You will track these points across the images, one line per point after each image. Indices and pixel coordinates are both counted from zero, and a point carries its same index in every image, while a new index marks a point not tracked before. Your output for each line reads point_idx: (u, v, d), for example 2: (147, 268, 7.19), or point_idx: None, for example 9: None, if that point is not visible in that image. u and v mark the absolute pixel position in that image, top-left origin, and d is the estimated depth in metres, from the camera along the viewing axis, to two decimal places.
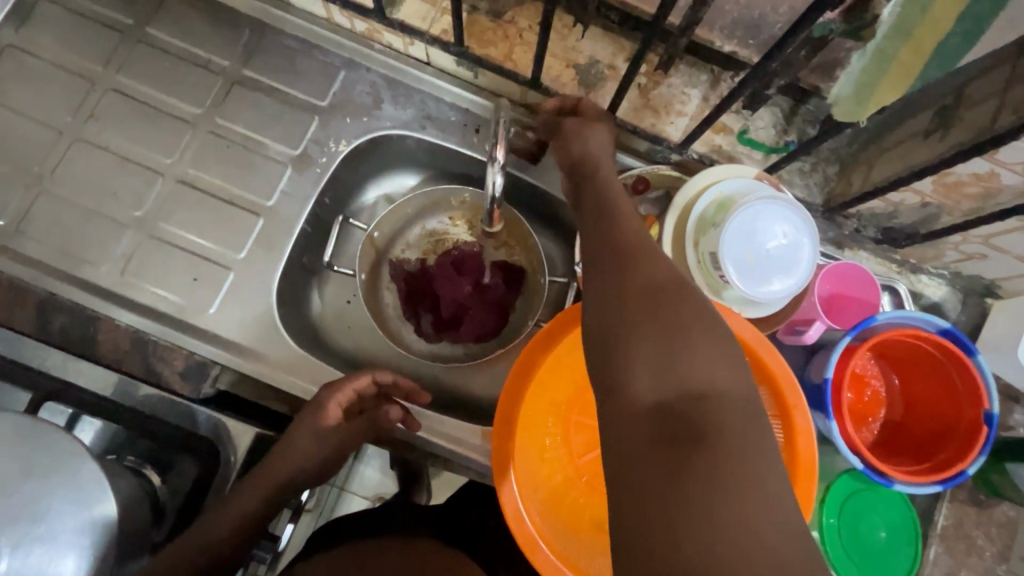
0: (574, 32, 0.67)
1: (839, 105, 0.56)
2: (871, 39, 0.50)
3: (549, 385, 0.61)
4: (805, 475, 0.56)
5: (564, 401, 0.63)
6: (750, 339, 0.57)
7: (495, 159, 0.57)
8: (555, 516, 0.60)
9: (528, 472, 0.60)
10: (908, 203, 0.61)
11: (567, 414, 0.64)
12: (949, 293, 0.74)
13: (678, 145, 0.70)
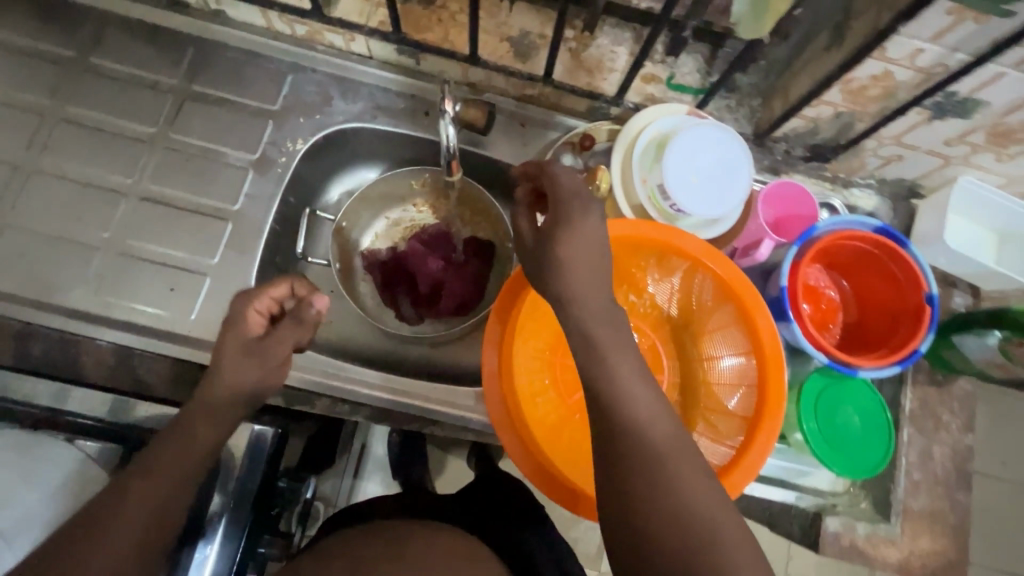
0: (502, 7, 0.72)
1: (741, 25, 0.63)
2: None
3: (530, 335, 0.64)
4: (771, 363, 0.60)
5: (545, 346, 0.66)
6: (703, 253, 0.62)
7: (445, 110, 0.59)
8: (557, 454, 0.62)
9: (526, 416, 0.61)
10: (824, 116, 0.67)
11: (549, 357, 0.67)
12: (880, 202, 0.80)
13: (614, 98, 0.76)
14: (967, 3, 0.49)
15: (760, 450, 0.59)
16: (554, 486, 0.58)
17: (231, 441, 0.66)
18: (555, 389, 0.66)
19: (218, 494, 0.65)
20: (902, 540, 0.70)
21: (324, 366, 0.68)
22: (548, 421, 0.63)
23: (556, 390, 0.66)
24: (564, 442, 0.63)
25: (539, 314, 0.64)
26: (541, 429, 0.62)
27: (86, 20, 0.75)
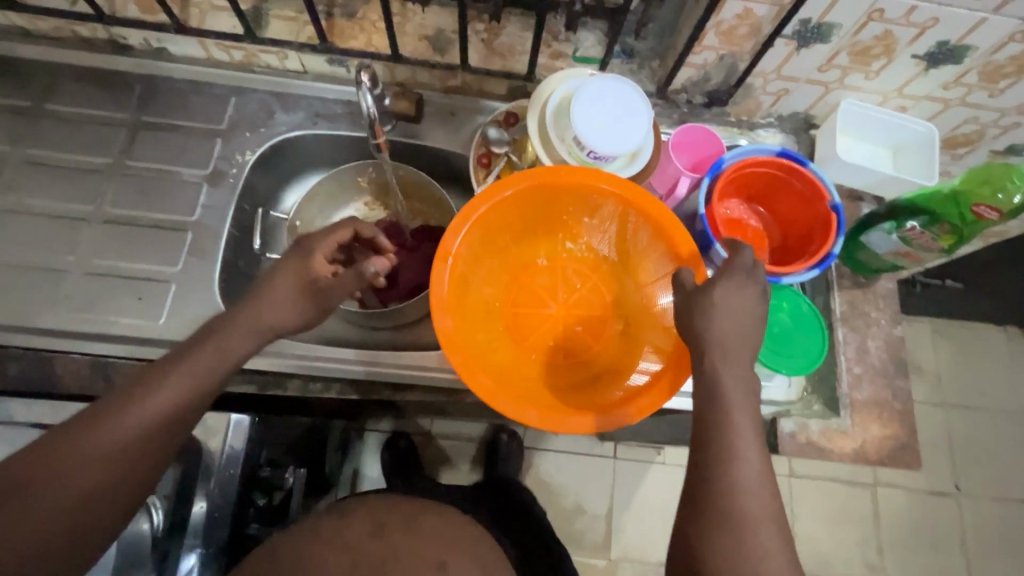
0: (417, 11, 0.80)
1: None
2: None
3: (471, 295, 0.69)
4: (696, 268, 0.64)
5: (480, 307, 0.71)
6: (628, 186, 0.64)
7: (361, 82, 0.64)
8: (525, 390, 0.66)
9: (483, 361, 0.64)
10: (710, 61, 0.76)
11: (490, 318, 0.72)
12: (784, 138, 0.89)
13: (527, 76, 0.84)
14: None
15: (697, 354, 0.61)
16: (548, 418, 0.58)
17: (209, 434, 0.69)
18: (503, 344, 0.71)
19: (202, 483, 0.68)
20: (854, 431, 0.75)
21: (289, 350, 0.72)
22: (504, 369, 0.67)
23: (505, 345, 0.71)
24: (524, 383, 0.66)
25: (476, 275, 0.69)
26: (499, 373, 0.65)
27: (39, 72, 0.82)
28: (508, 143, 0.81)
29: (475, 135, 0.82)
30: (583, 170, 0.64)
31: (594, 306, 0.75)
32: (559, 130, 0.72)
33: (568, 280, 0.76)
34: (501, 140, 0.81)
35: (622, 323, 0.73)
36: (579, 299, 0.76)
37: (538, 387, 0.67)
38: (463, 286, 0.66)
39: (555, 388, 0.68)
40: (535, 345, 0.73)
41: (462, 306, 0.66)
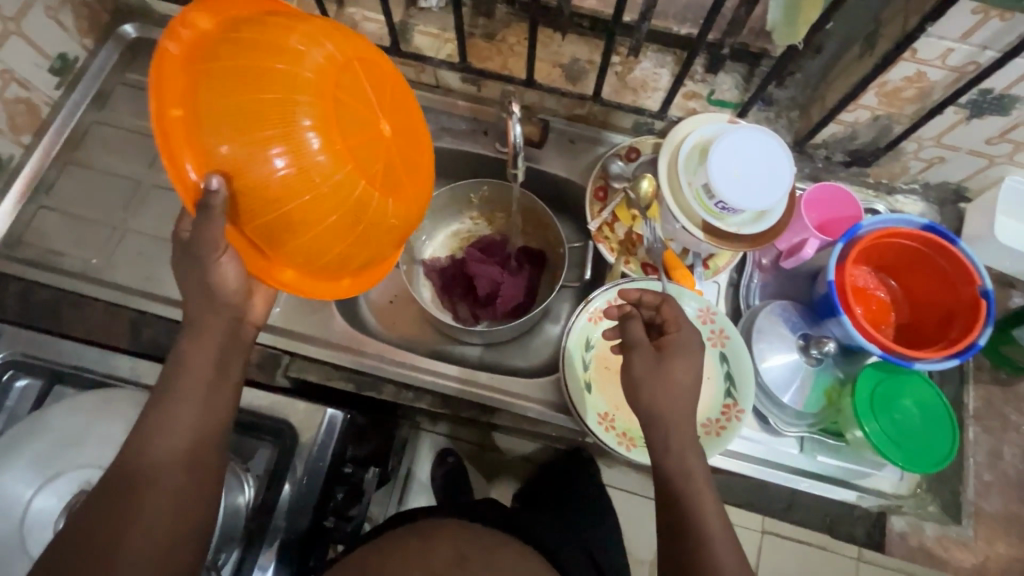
0: (555, 39, 0.82)
1: (776, 31, 0.61)
2: None
3: (311, 245, 0.55)
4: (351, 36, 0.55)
5: (311, 226, 0.53)
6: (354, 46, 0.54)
7: (513, 113, 0.62)
8: (265, 222, 0.52)
9: (232, 193, 0.50)
10: (862, 120, 0.72)
11: (314, 231, 0.54)
12: (927, 208, 0.82)
13: (658, 112, 0.82)
14: (991, 1, 0.53)
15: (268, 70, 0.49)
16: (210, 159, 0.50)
17: (299, 424, 0.72)
18: (273, 154, 0.49)
19: (289, 477, 0.70)
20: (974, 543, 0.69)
21: (392, 355, 0.74)
22: (246, 131, 0.49)
23: (309, 156, 0.50)
24: (269, 51, 0.49)
25: (336, 266, 0.59)
26: (239, 93, 0.48)
27: None
28: (628, 180, 0.81)
29: (596, 166, 0.82)
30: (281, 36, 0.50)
31: (251, 202, 0.51)
32: (690, 177, 0.71)
33: (400, 223, 0.60)
34: (622, 175, 0.81)
35: (280, 216, 0.52)
36: (392, 106, 0.56)
37: (279, 18, 0.51)
38: (299, 260, 0.56)
39: (257, 238, 0.54)
40: (351, 104, 0.52)
41: (292, 251, 0.55)
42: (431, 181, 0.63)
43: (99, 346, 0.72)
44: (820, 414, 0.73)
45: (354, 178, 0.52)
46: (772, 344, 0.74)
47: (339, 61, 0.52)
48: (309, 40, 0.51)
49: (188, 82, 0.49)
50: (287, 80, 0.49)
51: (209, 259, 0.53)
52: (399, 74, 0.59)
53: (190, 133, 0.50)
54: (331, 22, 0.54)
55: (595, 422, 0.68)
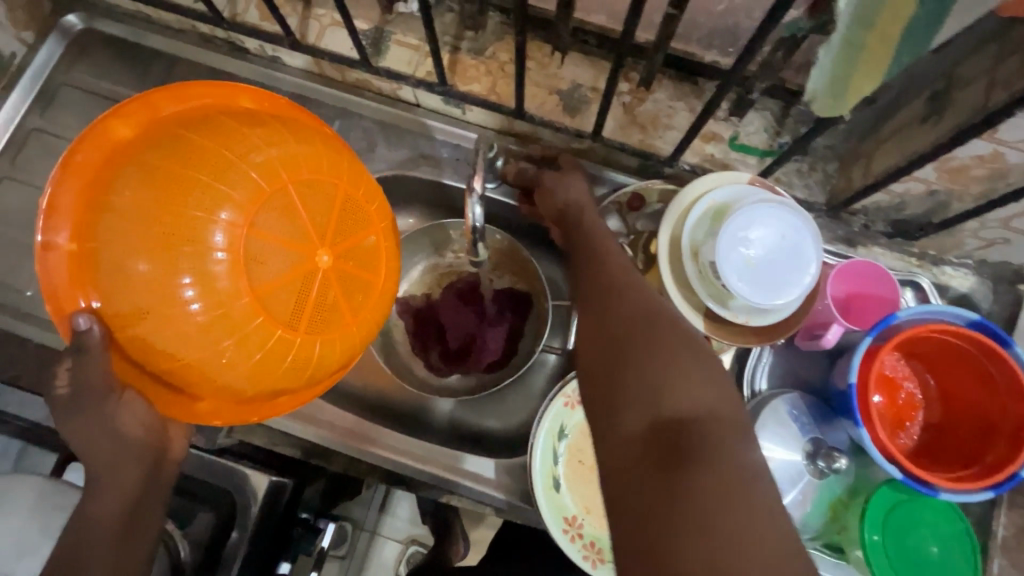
0: (554, 60, 0.69)
1: (816, 100, 0.51)
2: (836, 32, 0.44)
3: (228, 385, 0.53)
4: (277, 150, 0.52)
5: (227, 365, 0.51)
6: (280, 163, 0.52)
7: (473, 188, 0.56)
8: (170, 365, 0.51)
9: (132, 334, 0.50)
10: (915, 193, 0.60)
11: (228, 371, 0.52)
12: (979, 284, 0.69)
13: (668, 158, 0.70)
14: None
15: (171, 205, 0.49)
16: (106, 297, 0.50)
17: (252, 486, 0.66)
18: (176, 297, 0.48)
19: (238, 527, 0.64)
20: None
21: (345, 425, 0.68)
22: (148, 275, 0.48)
23: (215, 301, 0.49)
24: (176, 189, 0.49)
25: (264, 399, 0.56)
26: (140, 233, 0.48)
27: (155, 61, 0.79)
28: (627, 235, 0.70)
29: None
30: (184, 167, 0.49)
31: (156, 345, 0.50)
32: (696, 248, 0.60)
33: (337, 358, 0.56)
34: (620, 232, 0.70)
35: (192, 359, 0.50)
36: (336, 233, 0.53)
37: (201, 145, 0.51)
38: (218, 397, 0.54)
39: (162, 376, 0.53)
40: (270, 241, 0.50)
41: (209, 391, 0.53)
42: (383, 306, 0.59)
43: (30, 395, 0.66)
44: (819, 526, 0.64)
45: (271, 322, 0.51)
46: (777, 442, 0.65)
47: (264, 192, 0.50)
48: (232, 173, 0.50)
49: (96, 216, 0.51)
50: (192, 217, 0.48)
51: (108, 405, 0.51)
52: (355, 186, 0.56)
53: (89, 268, 0.51)
54: (268, 138, 0.52)
55: (560, 529, 0.61)
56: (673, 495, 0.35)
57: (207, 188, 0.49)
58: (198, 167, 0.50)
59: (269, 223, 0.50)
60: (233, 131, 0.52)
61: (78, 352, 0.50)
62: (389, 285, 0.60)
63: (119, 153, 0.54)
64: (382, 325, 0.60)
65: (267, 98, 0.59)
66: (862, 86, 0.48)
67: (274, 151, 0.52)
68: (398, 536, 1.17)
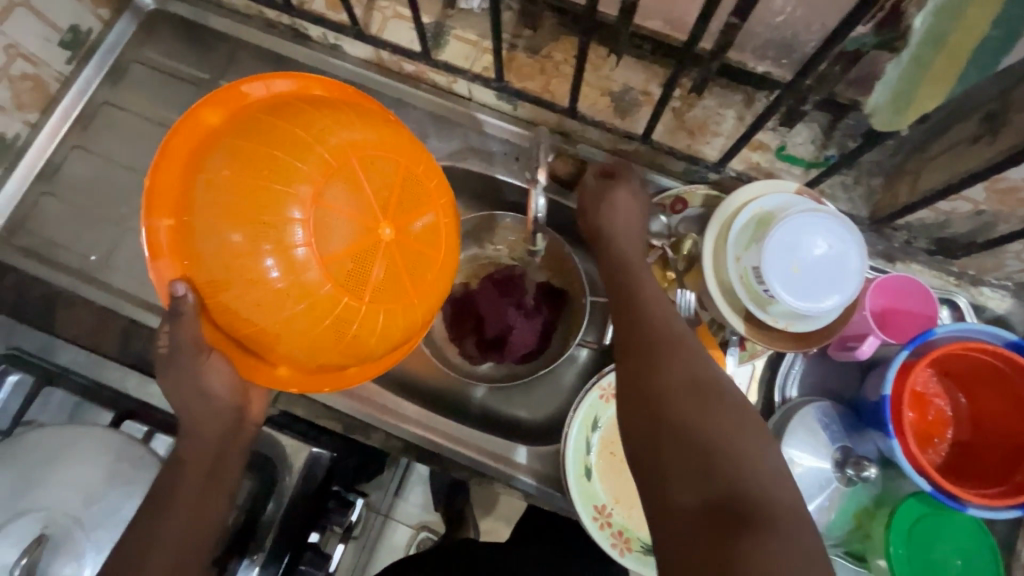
0: (608, 62, 0.71)
1: (877, 114, 0.54)
2: (905, 49, 0.48)
3: (297, 350, 0.56)
4: (347, 129, 0.54)
5: (298, 333, 0.54)
6: (350, 141, 0.54)
7: (538, 181, 0.61)
8: (249, 330, 0.55)
9: (218, 301, 0.54)
10: (960, 211, 0.61)
11: (302, 339, 0.55)
12: (1016, 306, 0.70)
13: (715, 164, 0.71)
14: None
15: (248, 178, 0.51)
16: (193, 264, 0.54)
17: (291, 457, 0.69)
18: (259, 266, 0.51)
19: (273, 501, 0.67)
20: None
21: (382, 401, 0.72)
22: (232, 246, 0.51)
23: (291, 271, 0.51)
24: (259, 163, 0.51)
25: (334, 365, 0.59)
26: (226, 205, 0.52)
27: (222, 44, 0.82)
28: (668, 237, 0.73)
29: None
30: (264, 142, 0.52)
31: (236, 311, 0.54)
32: (739, 252, 0.62)
33: (398, 328, 0.58)
34: (663, 233, 0.73)
35: (267, 327, 0.54)
36: (399, 208, 0.55)
37: (279, 126, 0.53)
38: (289, 362, 0.57)
39: (241, 340, 0.57)
40: (339, 214, 0.51)
41: (285, 356, 0.57)
42: (442, 280, 0.60)
43: (91, 354, 0.70)
44: (845, 535, 0.66)
45: (338, 292, 0.53)
46: (806, 450, 0.66)
47: (334, 169, 0.52)
48: (306, 151, 0.52)
49: (187, 194, 0.55)
50: (270, 189, 0.51)
51: (197, 363, 0.56)
52: (415, 165, 0.57)
53: (183, 241, 0.55)
54: (338, 119, 0.54)
55: (590, 516, 0.63)
56: (732, 558, 0.38)
57: (285, 162, 0.51)
58: (276, 146, 0.52)
59: (338, 197, 0.52)
60: (307, 112, 0.55)
61: (174, 315, 0.54)
62: (450, 261, 0.61)
63: (207, 138, 0.57)
64: (439, 301, 0.62)
65: (338, 87, 0.62)
66: (924, 103, 0.52)
67: (343, 128, 0.54)
68: (410, 521, 1.18)
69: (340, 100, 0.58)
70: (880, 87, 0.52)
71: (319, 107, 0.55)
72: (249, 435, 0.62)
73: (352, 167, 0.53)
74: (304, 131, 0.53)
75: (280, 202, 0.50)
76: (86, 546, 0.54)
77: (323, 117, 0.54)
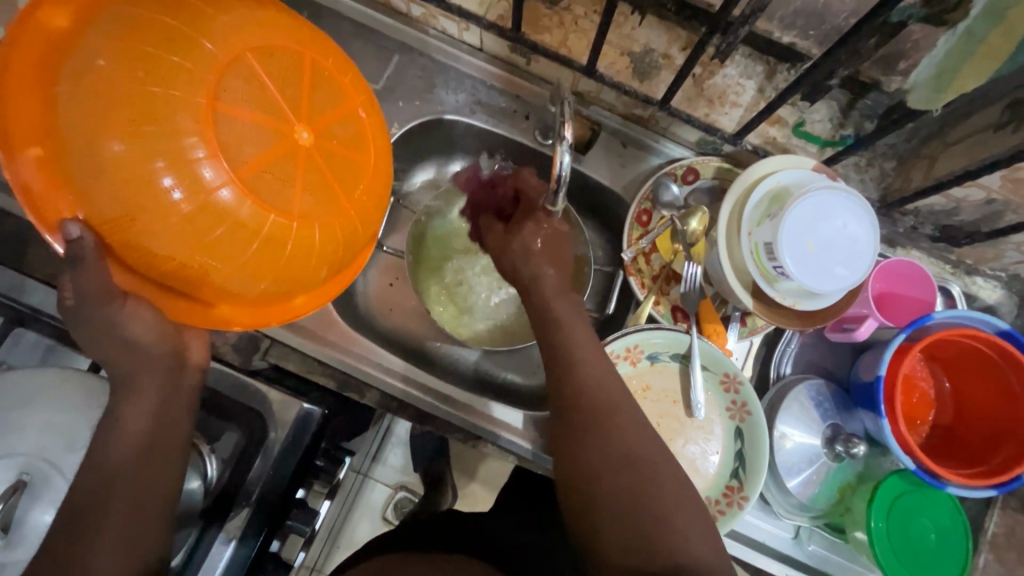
0: (630, 20, 0.65)
1: (914, 92, 0.58)
2: (959, 23, 0.49)
3: (232, 282, 0.53)
4: (227, 20, 0.49)
5: (229, 261, 0.51)
6: (234, 36, 0.49)
7: (563, 138, 0.57)
8: (168, 264, 0.51)
9: (123, 237, 0.49)
10: (972, 200, 0.62)
11: (237, 266, 0.52)
12: (1005, 297, 0.72)
13: (732, 135, 0.70)
14: None
15: (121, 85, 0.46)
16: (80, 195, 0.49)
17: (279, 414, 0.66)
18: (162, 189, 0.47)
19: (261, 456, 0.65)
20: None
21: (379, 360, 0.71)
22: (122, 165, 0.46)
23: (198, 189, 0.47)
24: (134, 67, 0.46)
25: (280, 295, 0.57)
26: (105, 122, 0.46)
27: None
28: (678, 207, 0.72)
29: (646, 185, 0.72)
30: (137, 41, 0.46)
31: (148, 243, 0.49)
32: (752, 226, 0.61)
33: (337, 244, 0.56)
34: (674, 204, 0.72)
35: (190, 257, 0.50)
36: (311, 109, 0.51)
37: (153, 20, 0.47)
38: (225, 297, 0.55)
39: (162, 279, 0.53)
40: (242, 117, 0.48)
41: (220, 290, 0.54)
42: (375, 188, 0.58)
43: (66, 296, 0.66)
44: (827, 508, 0.68)
45: (263, 209, 0.49)
46: (798, 426, 0.68)
47: (224, 65, 0.48)
48: (188, 48, 0.47)
49: (50, 112, 0.48)
50: (156, 95, 0.46)
51: (116, 313, 0.53)
52: (320, 59, 0.53)
53: (58, 170, 0.48)
54: (221, 9, 0.49)
55: None
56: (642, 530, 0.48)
57: (161, 64, 0.46)
58: (153, 43, 0.47)
59: (238, 98, 0.48)
60: (180, 2, 0.49)
61: None
62: (381, 169, 0.58)
63: (55, 41, 0.49)
64: (376, 212, 0.59)
65: None
66: (965, 81, 0.54)
67: (223, 22, 0.49)
68: (389, 480, 1.18)
69: None
70: (919, 69, 0.56)
71: None
72: (193, 377, 0.59)
73: (249, 66, 0.48)
74: (179, 28, 0.47)
75: (169, 111, 0.46)
76: None
77: (192, 9, 0.49)
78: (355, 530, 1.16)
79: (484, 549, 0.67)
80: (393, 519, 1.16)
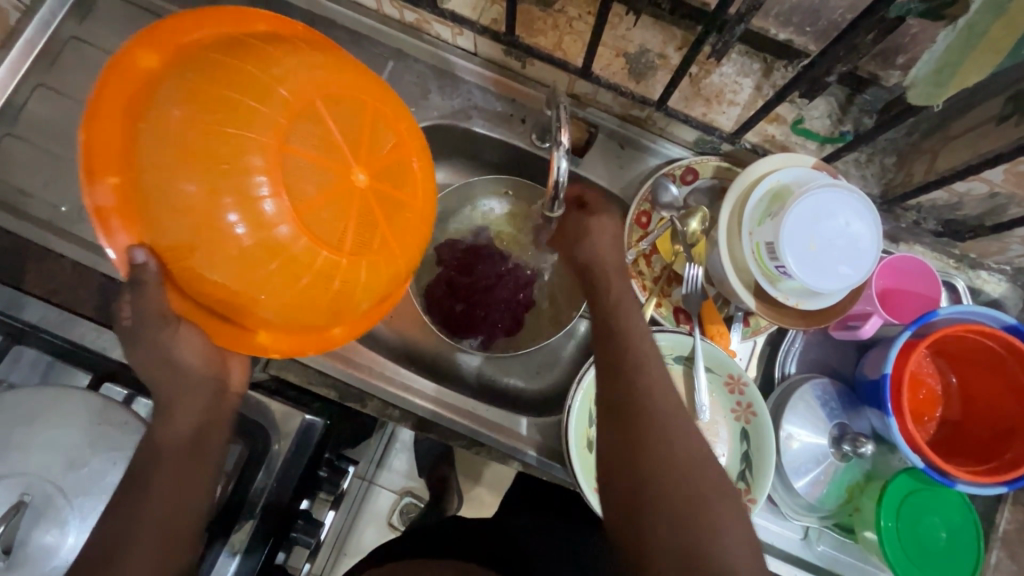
0: (625, 21, 0.66)
1: (915, 88, 0.56)
2: (960, 16, 0.49)
3: (278, 313, 0.52)
4: (302, 66, 0.50)
5: (280, 295, 0.51)
6: (308, 81, 0.49)
7: (561, 142, 0.56)
8: (220, 295, 0.51)
9: (181, 266, 0.50)
10: (975, 193, 0.61)
11: (285, 300, 0.51)
12: (1011, 290, 0.71)
13: (730, 135, 0.69)
14: None
15: (199, 125, 0.47)
16: (148, 225, 0.49)
17: (282, 426, 0.66)
18: (225, 224, 0.47)
19: (264, 469, 0.64)
20: None
21: (380, 369, 0.71)
22: (190, 200, 0.47)
23: (259, 225, 0.47)
24: (212, 108, 0.47)
25: (319, 326, 0.56)
26: (179, 159, 0.47)
27: None
28: (677, 208, 0.72)
29: (645, 185, 0.72)
30: (219, 84, 0.48)
31: (205, 273, 0.49)
32: (754, 226, 0.61)
33: (382, 281, 0.55)
34: (673, 205, 0.71)
35: (243, 289, 0.50)
36: (370, 152, 0.51)
37: (232, 65, 0.49)
38: (268, 326, 0.54)
39: (213, 308, 0.53)
40: (305, 158, 0.48)
41: (263, 320, 0.53)
42: (422, 228, 0.57)
43: (64, 312, 0.65)
44: (836, 507, 0.68)
45: (316, 246, 0.49)
46: (804, 426, 0.67)
47: (295, 108, 0.48)
48: (262, 92, 0.48)
49: (130, 146, 0.49)
50: (230, 136, 0.46)
51: (147, 333, 0.53)
52: (383, 105, 0.54)
53: (131, 202, 0.50)
54: (295, 56, 0.50)
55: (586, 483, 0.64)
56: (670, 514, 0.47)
57: (239, 107, 0.47)
58: (230, 86, 0.48)
59: (305, 141, 0.48)
60: (259, 49, 0.50)
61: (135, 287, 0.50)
62: (429, 209, 0.58)
63: (143, 82, 0.51)
64: (422, 250, 0.59)
65: (283, 23, 0.57)
66: (966, 76, 0.52)
67: (298, 67, 0.49)
68: (393, 487, 1.17)
69: (291, 36, 0.54)
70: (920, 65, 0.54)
71: (268, 46, 0.51)
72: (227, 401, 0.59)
73: (318, 111, 0.49)
74: (259, 74, 0.48)
75: (240, 151, 0.46)
76: (69, 515, 0.51)
77: (270, 56, 0.50)
78: (361, 538, 1.16)
79: (490, 557, 0.66)
80: (398, 526, 1.15)
